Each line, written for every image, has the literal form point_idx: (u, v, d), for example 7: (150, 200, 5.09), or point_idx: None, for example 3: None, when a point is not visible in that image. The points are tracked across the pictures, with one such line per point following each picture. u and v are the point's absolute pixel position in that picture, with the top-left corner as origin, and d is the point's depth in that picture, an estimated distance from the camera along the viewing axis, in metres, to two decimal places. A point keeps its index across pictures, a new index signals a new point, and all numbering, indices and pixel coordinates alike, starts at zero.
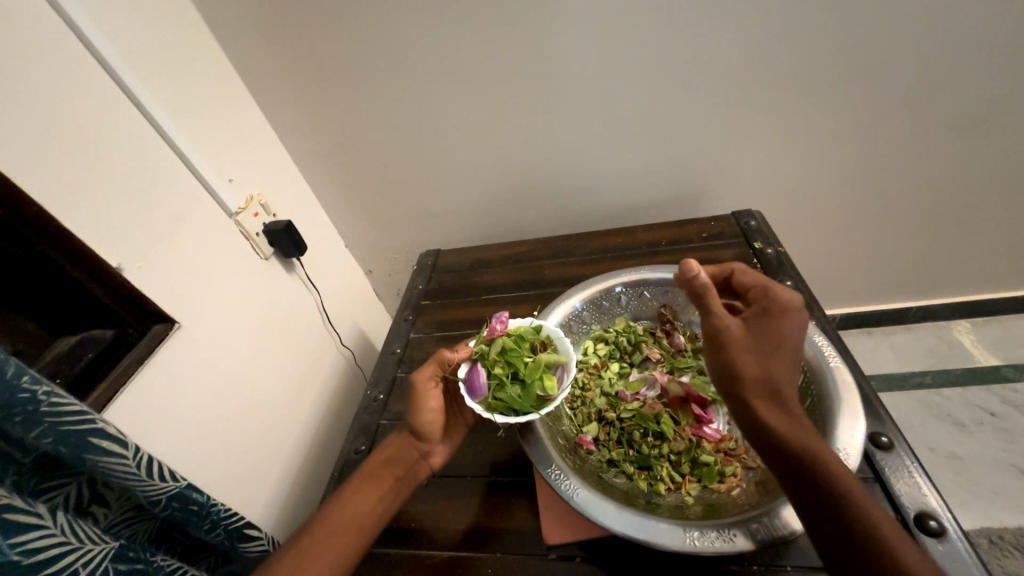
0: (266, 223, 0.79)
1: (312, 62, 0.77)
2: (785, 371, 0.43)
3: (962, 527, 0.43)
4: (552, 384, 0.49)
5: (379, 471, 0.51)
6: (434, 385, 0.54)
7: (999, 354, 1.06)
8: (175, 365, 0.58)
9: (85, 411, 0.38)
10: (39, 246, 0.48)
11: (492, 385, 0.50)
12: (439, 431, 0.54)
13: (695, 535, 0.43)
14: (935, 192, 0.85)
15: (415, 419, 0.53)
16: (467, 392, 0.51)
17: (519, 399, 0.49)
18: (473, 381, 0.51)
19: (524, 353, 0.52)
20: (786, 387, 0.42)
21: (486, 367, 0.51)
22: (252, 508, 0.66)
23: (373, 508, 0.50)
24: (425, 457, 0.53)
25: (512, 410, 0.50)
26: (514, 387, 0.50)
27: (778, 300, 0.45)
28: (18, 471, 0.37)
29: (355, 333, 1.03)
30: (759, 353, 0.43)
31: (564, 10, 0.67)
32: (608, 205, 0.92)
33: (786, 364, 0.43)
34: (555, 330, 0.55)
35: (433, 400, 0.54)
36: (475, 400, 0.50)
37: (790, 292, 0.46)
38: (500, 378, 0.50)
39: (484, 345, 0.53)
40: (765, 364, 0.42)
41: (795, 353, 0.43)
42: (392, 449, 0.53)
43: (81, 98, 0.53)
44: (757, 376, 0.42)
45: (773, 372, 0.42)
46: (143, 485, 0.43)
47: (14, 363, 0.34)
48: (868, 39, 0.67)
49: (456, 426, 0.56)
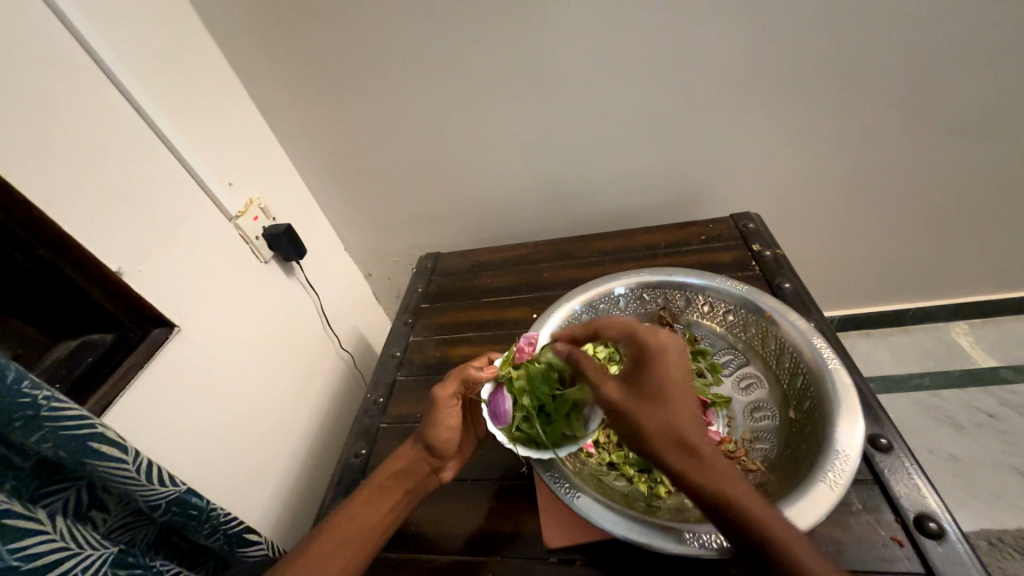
0: (266, 227, 0.79)
1: (311, 66, 0.78)
2: (685, 414, 0.39)
3: (961, 528, 0.43)
4: (578, 425, 0.47)
5: (390, 484, 0.51)
6: (454, 403, 0.54)
7: (997, 355, 1.07)
8: (175, 369, 0.58)
9: (85, 416, 0.38)
10: (39, 252, 0.48)
11: (517, 415, 0.51)
12: (453, 448, 0.54)
13: (691, 537, 0.43)
14: (932, 195, 0.86)
15: (432, 435, 0.53)
16: (490, 417, 0.51)
17: (541, 435, 0.49)
18: (497, 408, 0.51)
19: (552, 389, 0.50)
20: (688, 430, 0.39)
21: (511, 395, 0.51)
22: (252, 512, 0.66)
23: (383, 518, 0.50)
24: (436, 471, 0.54)
25: (533, 443, 0.50)
26: (539, 421, 0.50)
27: (653, 347, 0.42)
28: (17, 476, 0.37)
29: (355, 336, 1.03)
30: (646, 404, 0.40)
31: (562, 14, 0.68)
32: (607, 207, 0.92)
33: (679, 405, 0.40)
34: (587, 361, 0.52)
35: (450, 417, 0.54)
36: (498, 428, 0.51)
37: (658, 330, 0.43)
38: (527, 411, 0.50)
39: (511, 371, 0.53)
40: (657, 413, 0.39)
41: (681, 393, 0.40)
42: (404, 461, 0.53)
43: (82, 103, 0.53)
44: (654, 428, 0.39)
45: (665, 418, 0.39)
46: (143, 489, 0.43)
47: (15, 368, 0.34)
48: (864, 43, 0.67)
49: (467, 442, 0.57)
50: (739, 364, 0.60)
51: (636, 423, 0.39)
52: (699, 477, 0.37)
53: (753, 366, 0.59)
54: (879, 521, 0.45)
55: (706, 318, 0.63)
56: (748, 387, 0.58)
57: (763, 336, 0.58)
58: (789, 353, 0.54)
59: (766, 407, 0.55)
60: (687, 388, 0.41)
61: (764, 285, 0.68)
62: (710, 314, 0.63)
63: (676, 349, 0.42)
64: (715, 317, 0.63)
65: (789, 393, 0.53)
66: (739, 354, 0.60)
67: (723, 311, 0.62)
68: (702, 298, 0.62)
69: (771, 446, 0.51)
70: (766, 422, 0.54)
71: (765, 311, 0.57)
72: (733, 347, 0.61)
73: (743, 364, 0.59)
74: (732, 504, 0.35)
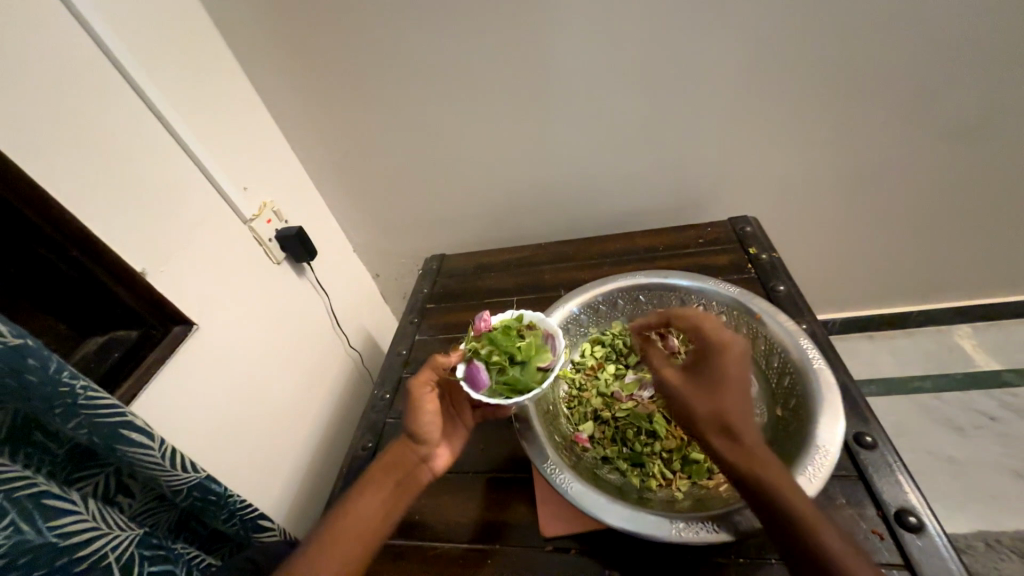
0: (279, 229, 0.82)
1: (324, 75, 0.81)
2: (736, 403, 0.44)
3: (940, 522, 0.44)
4: (549, 355, 0.53)
5: (382, 477, 0.52)
6: (429, 389, 0.54)
7: (1000, 358, 1.07)
8: (193, 363, 0.62)
9: (117, 404, 0.41)
10: (73, 254, 0.51)
11: (493, 372, 0.53)
12: (437, 434, 0.54)
13: (681, 525, 0.45)
14: (931, 199, 0.87)
15: (414, 424, 0.53)
16: (470, 387, 0.52)
17: (520, 380, 0.52)
18: (474, 374, 0.52)
19: (515, 340, 0.54)
20: (737, 418, 0.43)
21: (483, 360, 0.53)
22: (265, 502, 0.69)
23: (378, 512, 0.50)
24: (426, 461, 0.54)
25: (516, 391, 0.52)
26: (514, 369, 0.52)
27: (721, 344, 0.47)
28: (52, 461, 0.40)
29: (362, 336, 1.06)
30: (704, 392, 0.45)
31: (563, 24, 0.70)
32: (608, 211, 0.94)
33: (739, 396, 0.44)
34: (535, 314, 0.58)
35: (430, 404, 0.54)
36: (479, 392, 0.52)
37: (732, 333, 0.48)
38: (499, 365, 0.53)
39: (474, 344, 0.55)
40: (714, 401, 0.44)
41: (738, 385, 0.45)
42: (393, 454, 0.53)
43: (111, 116, 0.57)
44: (706, 413, 0.44)
45: (722, 405, 0.44)
46: (167, 475, 0.46)
47: (57, 359, 0.37)
48: (854, 51, 0.69)
49: (455, 430, 0.57)
50: None
51: (688, 407, 0.45)
52: (732, 454, 0.42)
53: None
54: (862, 515, 0.47)
55: None
56: None
57: (753, 337, 0.59)
58: (778, 353, 0.56)
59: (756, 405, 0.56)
60: (746, 383, 0.45)
61: (758, 287, 0.70)
62: None
63: (737, 348, 0.46)
64: None
65: (777, 392, 0.55)
66: None
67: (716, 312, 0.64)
68: (696, 300, 0.64)
69: None
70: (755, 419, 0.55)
71: (756, 312, 0.58)
72: None
73: None
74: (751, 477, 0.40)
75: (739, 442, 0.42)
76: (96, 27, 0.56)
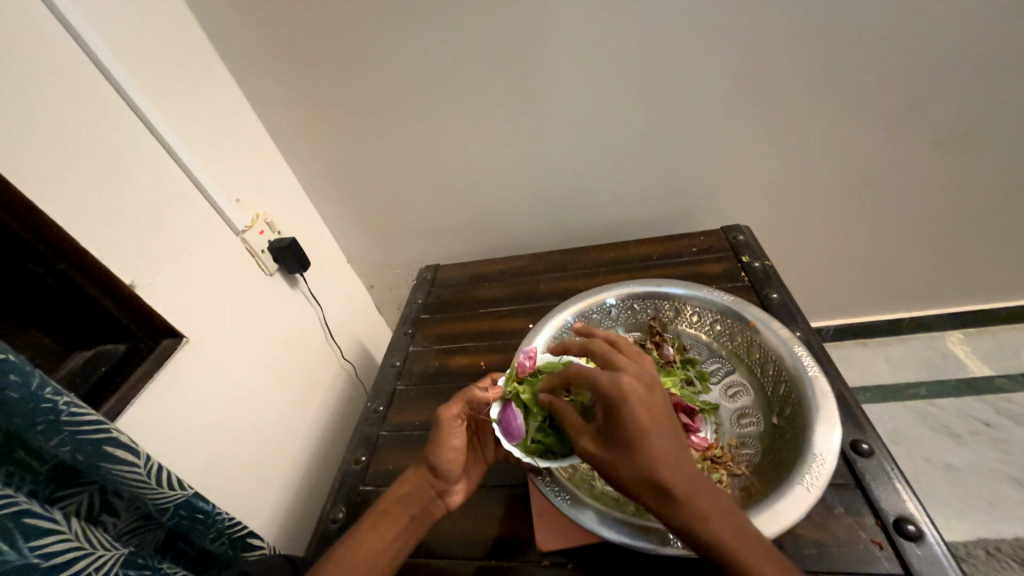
0: (271, 241, 0.82)
1: (319, 88, 0.82)
2: (657, 461, 0.39)
3: (939, 531, 0.44)
4: None
5: (395, 508, 0.51)
6: (458, 423, 0.53)
7: (993, 364, 1.08)
8: (184, 375, 0.61)
9: (101, 420, 0.40)
10: (59, 266, 0.51)
11: (531, 426, 0.50)
12: (457, 469, 0.52)
13: (679, 539, 0.44)
14: (920, 206, 0.88)
15: (436, 455, 0.52)
16: (503, 434, 0.50)
17: (560, 444, 0.49)
18: (510, 423, 0.49)
19: None
20: (666, 479, 0.38)
21: (524, 410, 0.50)
22: (254, 519, 0.67)
23: (386, 545, 0.49)
24: (442, 495, 0.52)
25: (552, 454, 0.49)
26: (554, 429, 0.49)
27: (617, 397, 0.40)
28: (34, 480, 0.39)
29: (356, 348, 1.05)
30: (623, 458, 0.40)
31: (555, 37, 0.72)
32: (602, 220, 0.94)
33: (655, 449, 0.39)
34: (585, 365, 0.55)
35: (456, 437, 0.53)
36: (511, 443, 0.49)
37: (618, 378, 0.41)
38: (541, 421, 0.50)
39: (517, 387, 0.51)
40: (632, 464, 0.39)
41: (656, 438, 0.39)
42: (410, 484, 0.52)
43: (100, 128, 0.56)
44: (631, 479, 0.39)
45: (642, 467, 0.39)
46: (153, 492, 0.45)
47: (40, 374, 0.36)
48: (840, 63, 0.71)
49: (476, 466, 0.55)
50: (726, 371, 0.60)
51: (613, 478, 0.40)
52: (665, 515, 0.39)
53: (739, 374, 0.60)
54: (861, 524, 0.46)
55: (694, 327, 0.64)
56: (735, 394, 0.58)
57: (748, 345, 0.59)
58: (772, 361, 0.56)
59: (752, 414, 0.56)
60: (667, 429, 0.40)
61: (753, 295, 0.70)
62: (698, 324, 0.64)
63: (637, 396, 0.40)
64: (702, 327, 0.64)
65: (771, 399, 0.55)
66: (726, 362, 0.61)
67: (710, 320, 0.63)
68: (690, 308, 0.64)
69: (755, 451, 0.52)
70: (751, 428, 0.54)
71: (750, 321, 0.59)
72: (719, 355, 0.62)
73: (730, 372, 0.60)
74: (689, 537, 0.38)
75: (668, 505, 0.38)
76: (87, 37, 0.55)
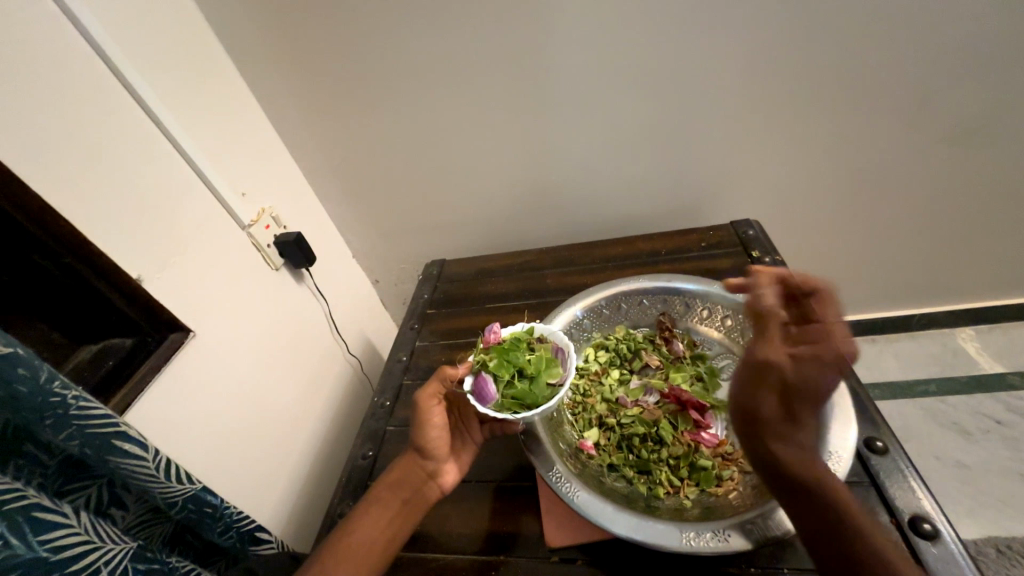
0: (277, 235, 0.82)
1: (324, 81, 0.81)
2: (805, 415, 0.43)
3: (956, 529, 0.43)
4: (559, 370, 0.51)
5: (387, 493, 0.51)
6: (436, 402, 0.53)
7: (1005, 361, 1.06)
8: (190, 370, 0.61)
9: (109, 415, 0.40)
10: (67, 260, 0.50)
11: (501, 386, 0.50)
12: (443, 449, 0.53)
13: (693, 535, 0.44)
14: (933, 200, 0.86)
15: (422, 438, 0.52)
16: (476, 400, 0.50)
17: (531, 393, 0.49)
18: (481, 388, 0.49)
19: (523, 354, 0.52)
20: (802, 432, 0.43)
21: (492, 374, 0.50)
22: (261, 512, 0.68)
23: (383, 530, 0.50)
24: (433, 476, 0.52)
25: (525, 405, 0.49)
26: (524, 383, 0.50)
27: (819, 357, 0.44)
28: (43, 473, 0.39)
29: (362, 343, 1.05)
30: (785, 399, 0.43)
31: (563, 27, 0.70)
32: (609, 215, 0.93)
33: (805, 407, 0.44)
34: (544, 327, 0.56)
35: (437, 418, 0.52)
36: (487, 406, 0.49)
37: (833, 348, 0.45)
38: (509, 379, 0.50)
39: (484, 356, 0.52)
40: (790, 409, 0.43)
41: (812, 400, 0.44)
42: (401, 469, 0.53)
43: (104, 121, 0.56)
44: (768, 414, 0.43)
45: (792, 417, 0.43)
46: (161, 487, 0.44)
47: (48, 368, 0.36)
48: (856, 53, 0.69)
49: (465, 447, 0.55)
50: None
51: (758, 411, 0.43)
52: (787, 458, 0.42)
53: None
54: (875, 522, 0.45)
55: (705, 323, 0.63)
56: None
57: None
58: None
59: None
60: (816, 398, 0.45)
61: None
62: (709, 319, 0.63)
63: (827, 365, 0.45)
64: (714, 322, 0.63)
65: None
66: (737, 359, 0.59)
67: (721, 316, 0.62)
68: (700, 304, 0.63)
69: None
70: None
71: None
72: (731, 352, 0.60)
73: None
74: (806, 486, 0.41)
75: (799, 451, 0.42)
76: (91, 29, 0.55)
